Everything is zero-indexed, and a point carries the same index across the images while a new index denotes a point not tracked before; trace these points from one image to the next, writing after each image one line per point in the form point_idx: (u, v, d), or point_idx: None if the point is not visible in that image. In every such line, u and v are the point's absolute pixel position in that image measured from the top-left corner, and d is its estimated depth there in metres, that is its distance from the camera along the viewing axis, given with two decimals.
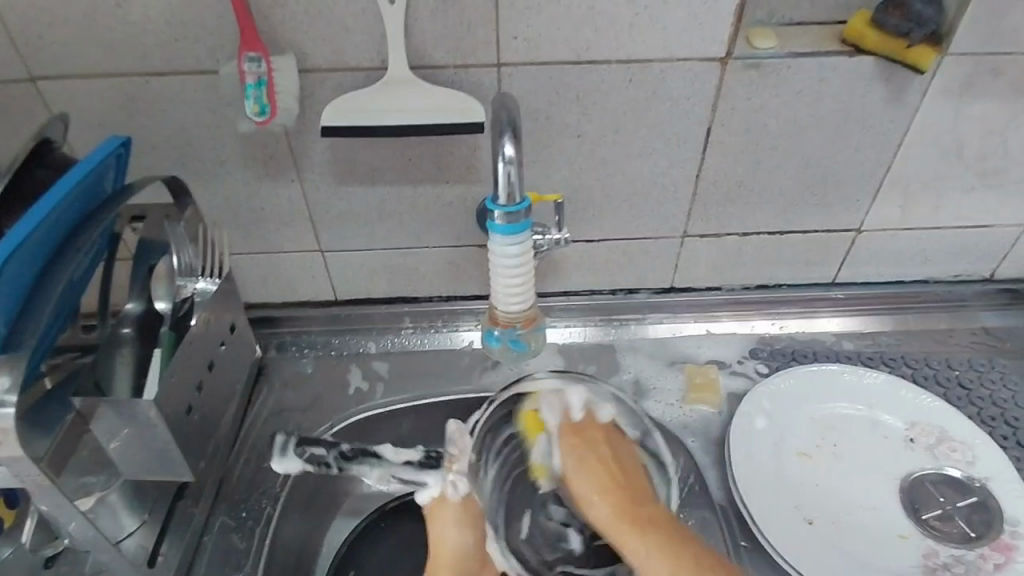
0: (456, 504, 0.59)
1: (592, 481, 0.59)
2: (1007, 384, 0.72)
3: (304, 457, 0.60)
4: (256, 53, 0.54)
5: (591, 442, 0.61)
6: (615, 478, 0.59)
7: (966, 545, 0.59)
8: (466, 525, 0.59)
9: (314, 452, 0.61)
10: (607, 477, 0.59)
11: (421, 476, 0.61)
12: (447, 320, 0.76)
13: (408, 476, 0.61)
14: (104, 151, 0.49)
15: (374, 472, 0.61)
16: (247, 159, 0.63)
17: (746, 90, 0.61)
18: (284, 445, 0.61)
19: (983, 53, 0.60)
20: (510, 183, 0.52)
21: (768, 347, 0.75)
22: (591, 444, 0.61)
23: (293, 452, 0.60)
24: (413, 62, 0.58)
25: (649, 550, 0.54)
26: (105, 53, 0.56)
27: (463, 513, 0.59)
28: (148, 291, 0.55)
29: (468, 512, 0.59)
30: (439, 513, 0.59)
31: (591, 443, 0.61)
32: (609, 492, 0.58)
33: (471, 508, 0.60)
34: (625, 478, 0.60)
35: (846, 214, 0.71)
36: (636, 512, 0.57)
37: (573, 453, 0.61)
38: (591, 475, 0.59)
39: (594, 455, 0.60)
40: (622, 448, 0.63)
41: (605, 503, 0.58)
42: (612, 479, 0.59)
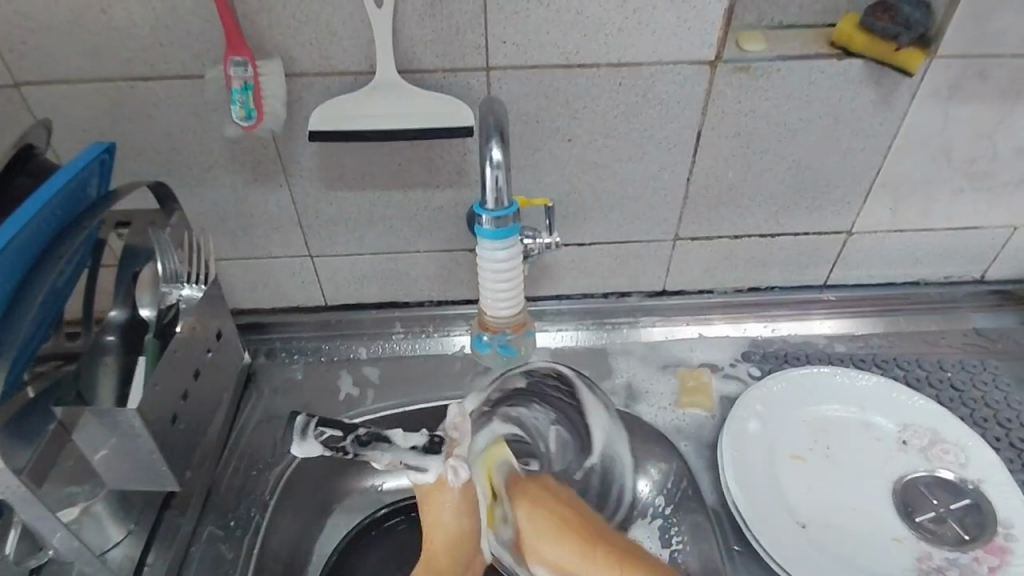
0: (457, 492, 0.53)
1: (542, 524, 0.52)
2: (999, 384, 0.72)
3: None
4: (242, 58, 0.54)
5: (540, 483, 0.54)
6: (569, 525, 0.52)
7: (959, 548, 0.59)
8: (465, 514, 0.54)
9: (329, 433, 0.52)
10: (553, 534, 0.51)
11: None
12: (438, 325, 0.75)
13: None
14: (87, 156, 0.49)
15: (382, 459, 0.52)
16: (235, 164, 0.62)
17: (735, 93, 0.61)
18: (293, 426, 0.60)
19: (971, 56, 0.60)
20: (499, 189, 0.52)
21: (760, 349, 0.75)
22: (537, 494, 0.53)
23: None
24: (401, 66, 0.57)
25: (597, 558, 0.51)
26: (89, 58, 0.55)
27: (458, 504, 0.53)
28: (133, 299, 0.54)
29: (467, 503, 0.53)
30: (435, 498, 0.53)
31: (543, 484, 0.54)
32: (562, 533, 0.52)
33: (472, 498, 0.53)
34: (575, 519, 0.53)
35: (837, 217, 0.71)
36: (587, 537, 0.52)
37: (523, 505, 0.52)
38: (542, 518, 0.52)
39: (535, 498, 0.53)
40: (553, 486, 0.55)
41: (557, 548, 0.51)
42: (560, 532, 0.52)
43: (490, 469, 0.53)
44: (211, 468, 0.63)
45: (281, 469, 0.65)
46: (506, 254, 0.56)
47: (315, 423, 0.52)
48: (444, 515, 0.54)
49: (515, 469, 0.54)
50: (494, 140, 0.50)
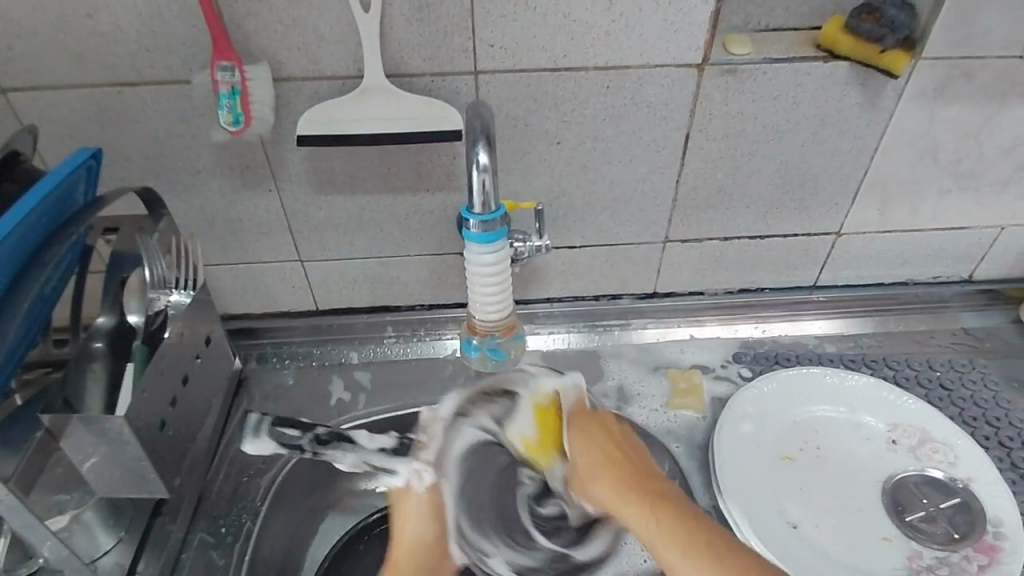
0: (422, 495, 0.60)
1: (597, 462, 0.56)
2: (987, 383, 0.73)
3: (276, 438, 0.63)
4: (229, 62, 0.54)
5: (594, 420, 0.59)
6: (633, 472, 0.55)
7: (949, 547, 0.59)
8: (429, 517, 0.59)
9: (287, 434, 0.63)
10: (612, 470, 0.55)
11: (392, 463, 0.62)
12: (430, 329, 0.75)
13: (379, 463, 0.62)
14: (73, 163, 0.49)
15: (347, 458, 0.63)
16: (224, 169, 0.62)
17: (722, 95, 0.61)
18: (257, 426, 0.63)
19: (955, 57, 0.61)
20: (485, 190, 0.52)
21: (751, 350, 0.75)
22: (596, 433, 0.58)
23: (266, 434, 0.63)
24: (389, 70, 0.57)
25: (662, 523, 0.50)
26: (75, 63, 0.55)
27: (430, 506, 0.60)
28: (121, 305, 0.53)
29: (433, 504, 0.60)
30: (403, 504, 0.60)
31: (589, 424, 0.58)
32: (619, 478, 0.55)
33: (436, 498, 0.60)
34: (628, 459, 0.56)
35: (825, 218, 0.71)
36: (652, 496, 0.53)
37: (591, 449, 0.57)
38: (591, 454, 0.56)
39: (594, 442, 0.57)
40: (624, 431, 0.60)
41: (604, 488, 0.55)
42: (613, 461, 0.56)
43: (541, 408, 0.60)
44: (201, 474, 0.63)
45: (272, 475, 0.65)
46: (491, 261, 0.56)
47: (267, 425, 0.63)
48: (408, 525, 0.59)
49: (572, 406, 0.59)
50: (481, 143, 0.50)
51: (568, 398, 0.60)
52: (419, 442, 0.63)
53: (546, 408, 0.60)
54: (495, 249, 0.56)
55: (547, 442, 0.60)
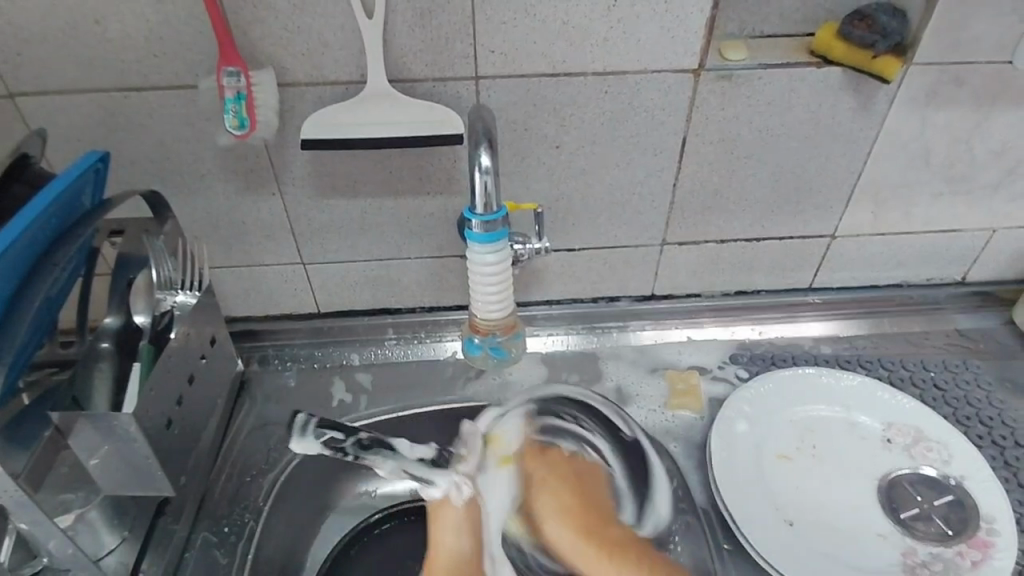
0: (460, 509, 0.57)
1: (558, 508, 0.55)
2: (981, 383, 0.74)
3: (322, 440, 0.56)
4: (235, 68, 0.55)
5: (546, 465, 0.59)
6: (597, 526, 0.54)
7: (943, 543, 0.60)
8: (469, 531, 0.56)
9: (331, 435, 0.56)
10: (558, 510, 0.55)
11: (432, 475, 0.58)
12: (430, 330, 0.76)
13: (419, 474, 0.58)
14: (82, 165, 0.49)
15: (389, 466, 0.58)
16: (228, 173, 0.63)
17: (718, 100, 0.62)
18: (303, 425, 0.56)
19: (945, 63, 0.62)
20: (487, 190, 0.53)
21: (748, 351, 0.76)
22: (558, 483, 0.57)
23: (312, 434, 0.56)
24: (392, 76, 0.59)
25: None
26: (82, 68, 0.56)
27: (468, 519, 0.56)
28: (127, 306, 0.55)
29: (471, 518, 0.57)
30: (439, 515, 0.57)
31: (564, 474, 0.58)
32: (574, 523, 0.54)
33: (475, 514, 0.57)
34: (591, 513, 0.56)
35: (819, 221, 0.73)
36: (614, 543, 0.53)
37: (552, 495, 0.56)
38: (557, 501, 0.56)
39: (571, 494, 0.56)
40: (584, 469, 0.60)
41: (555, 506, 0.55)
42: (545, 479, 0.57)
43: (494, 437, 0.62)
44: (204, 475, 0.63)
45: (274, 476, 0.66)
46: (491, 264, 0.57)
47: (315, 424, 0.56)
48: (446, 534, 0.56)
49: (528, 451, 0.60)
50: (483, 145, 0.51)
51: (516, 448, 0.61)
52: (459, 455, 0.60)
53: (507, 453, 0.60)
54: (496, 252, 0.57)
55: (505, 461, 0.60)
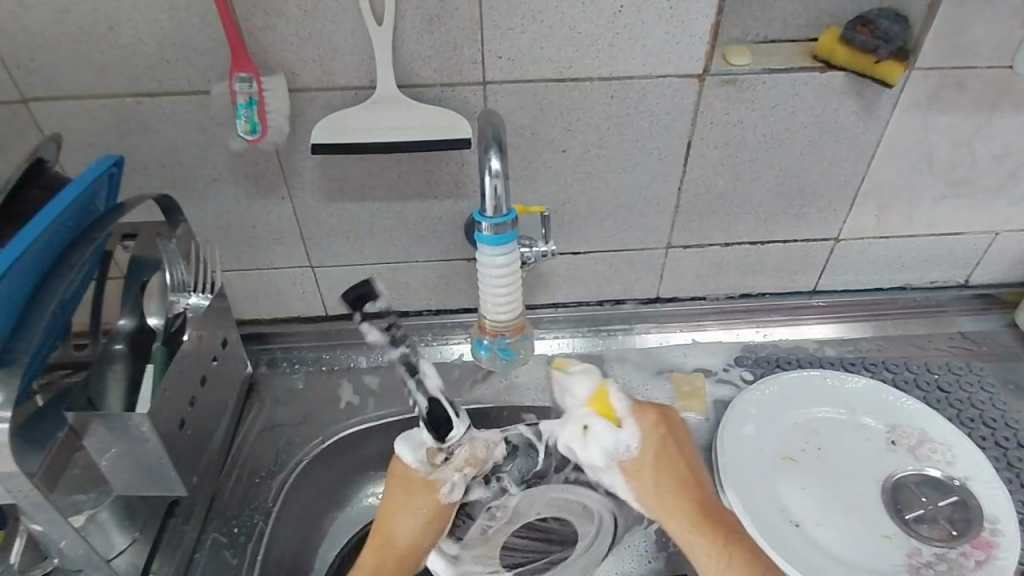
0: (434, 503, 0.56)
1: (669, 484, 0.53)
2: (984, 386, 0.74)
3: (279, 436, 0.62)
4: (247, 74, 0.56)
5: (657, 423, 0.56)
6: (694, 490, 0.53)
7: (948, 544, 0.60)
8: (430, 523, 0.56)
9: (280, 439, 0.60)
10: (654, 463, 0.54)
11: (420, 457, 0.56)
12: (437, 333, 0.77)
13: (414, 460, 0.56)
14: (97, 170, 0.50)
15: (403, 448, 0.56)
16: (239, 178, 0.64)
17: (723, 105, 0.63)
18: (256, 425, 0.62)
19: (947, 67, 0.63)
20: (496, 194, 0.53)
21: (752, 354, 0.77)
22: (671, 460, 0.54)
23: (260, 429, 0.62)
24: (400, 82, 0.59)
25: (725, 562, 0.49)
26: (97, 75, 0.57)
27: (433, 511, 0.56)
28: (141, 307, 0.55)
29: (434, 513, 0.56)
30: (415, 489, 0.56)
31: (668, 425, 0.56)
32: (669, 494, 0.53)
33: (443, 509, 0.56)
34: (690, 478, 0.54)
35: (823, 224, 0.73)
36: (728, 525, 0.51)
37: (655, 440, 0.55)
38: (670, 480, 0.54)
39: (679, 460, 0.55)
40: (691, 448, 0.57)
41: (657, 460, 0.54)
42: (659, 459, 0.54)
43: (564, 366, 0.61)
44: (214, 476, 0.64)
45: (283, 478, 0.66)
46: (502, 266, 0.58)
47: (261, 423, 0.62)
48: (402, 531, 0.55)
49: (646, 418, 0.56)
50: (493, 150, 0.52)
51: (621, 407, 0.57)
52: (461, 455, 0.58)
53: (615, 413, 0.55)
54: (505, 257, 0.58)
55: (609, 415, 0.55)
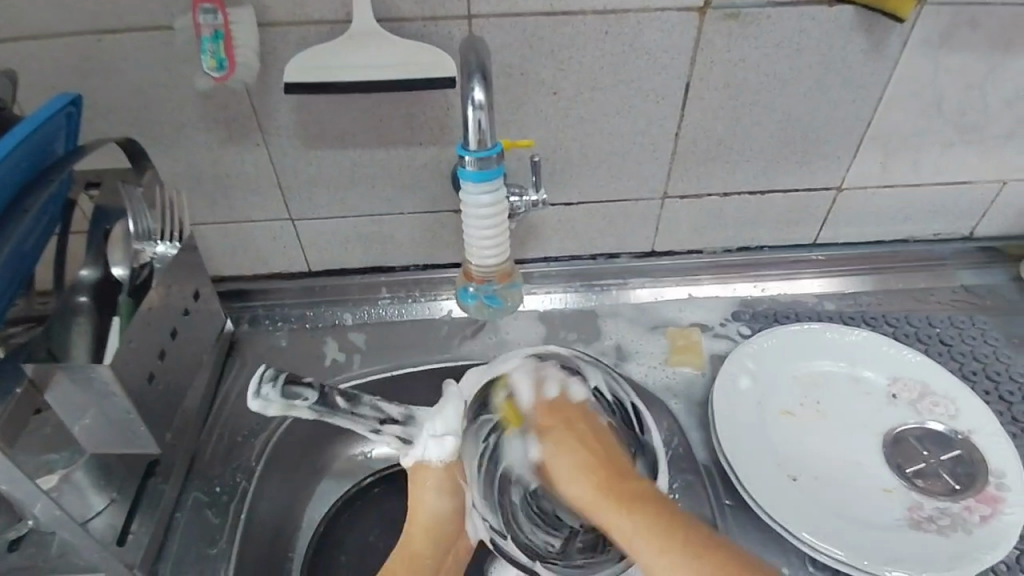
0: (439, 470, 0.55)
1: (575, 463, 0.52)
2: (987, 339, 0.72)
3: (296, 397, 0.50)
4: (212, 5, 0.52)
5: (568, 420, 0.55)
6: (608, 471, 0.51)
7: (950, 498, 0.58)
8: (443, 496, 0.54)
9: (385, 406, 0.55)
10: (591, 489, 0.50)
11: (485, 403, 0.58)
12: (424, 289, 0.74)
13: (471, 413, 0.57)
14: (52, 107, 0.47)
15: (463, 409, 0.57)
16: (210, 122, 0.60)
17: (724, 42, 0.59)
18: (273, 378, 0.50)
19: (962, 2, 0.59)
20: (264, 378, 0.50)
21: (750, 309, 0.74)
22: (574, 422, 0.55)
23: (280, 388, 0.50)
24: (379, 15, 0.55)
25: (637, 523, 0.47)
26: (50, 8, 0.53)
27: (444, 488, 0.54)
28: (104, 257, 0.52)
29: (450, 476, 0.55)
30: (421, 477, 0.55)
31: (568, 421, 0.55)
32: (591, 475, 0.51)
33: (455, 473, 0.55)
34: (610, 461, 0.52)
35: (827, 172, 0.70)
36: (627, 495, 0.49)
37: (559, 429, 0.54)
38: (580, 470, 0.52)
39: (568, 439, 0.54)
40: (603, 427, 0.56)
41: (567, 456, 0.53)
42: (595, 486, 0.50)
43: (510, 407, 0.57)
44: (193, 436, 0.62)
45: (265, 436, 0.64)
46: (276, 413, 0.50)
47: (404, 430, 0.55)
48: (428, 496, 0.54)
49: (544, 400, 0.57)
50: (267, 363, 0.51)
51: (551, 394, 0.57)
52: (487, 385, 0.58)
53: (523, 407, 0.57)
54: (277, 400, 0.50)
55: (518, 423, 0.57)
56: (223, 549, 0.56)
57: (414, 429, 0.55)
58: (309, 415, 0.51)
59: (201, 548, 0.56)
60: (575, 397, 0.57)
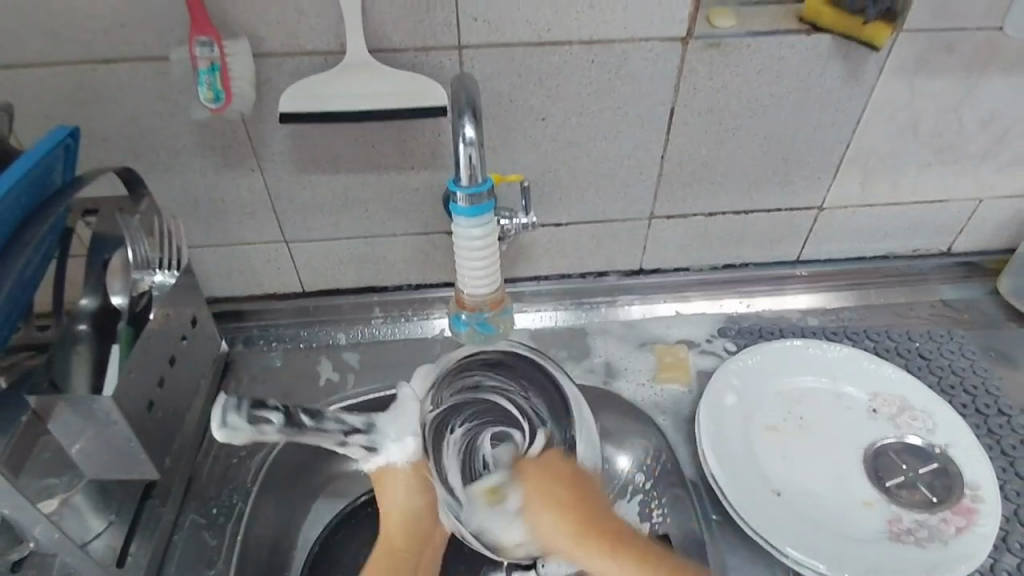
0: (405, 469, 0.58)
1: (546, 501, 0.53)
2: (965, 353, 0.74)
3: (254, 422, 0.52)
4: (207, 37, 0.53)
5: (543, 465, 0.56)
6: (584, 512, 0.51)
7: (928, 510, 0.60)
8: (411, 490, 0.58)
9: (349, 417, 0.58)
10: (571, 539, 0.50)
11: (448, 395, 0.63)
12: (417, 308, 0.75)
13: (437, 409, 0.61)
14: (50, 141, 0.48)
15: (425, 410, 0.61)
16: (206, 149, 0.61)
17: (707, 69, 0.61)
18: (232, 407, 0.51)
19: (936, 29, 0.61)
20: (228, 407, 0.51)
21: (735, 325, 0.76)
22: (557, 481, 0.54)
23: (242, 418, 0.51)
24: (372, 46, 0.57)
25: (619, 568, 0.49)
26: (48, 40, 0.54)
27: (411, 482, 0.58)
28: (104, 286, 0.53)
29: (420, 476, 0.58)
30: (387, 477, 0.58)
31: (555, 474, 0.55)
32: (569, 519, 0.51)
33: (422, 472, 0.58)
34: (592, 504, 0.52)
35: (808, 192, 0.72)
36: (610, 534, 0.50)
37: (546, 489, 0.53)
38: (555, 515, 0.51)
39: (552, 488, 0.53)
40: (585, 471, 0.56)
41: (551, 514, 0.52)
42: (576, 539, 0.50)
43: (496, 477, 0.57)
44: (190, 457, 0.62)
45: (261, 457, 0.65)
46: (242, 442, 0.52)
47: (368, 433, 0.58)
48: (396, 496, 0.58)
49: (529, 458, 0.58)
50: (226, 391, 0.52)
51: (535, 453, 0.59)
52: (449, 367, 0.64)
53: (499, 486, 0.56)
54: (242, 429, 0.51)
55: (494, 502, 0.56)
56: (219, 570, 0.57)
57: (377, 436, 0.58)
58: (278, 438, 0.53)
59: (198, 569, 0.57)
60: (585, 464, 0.58)
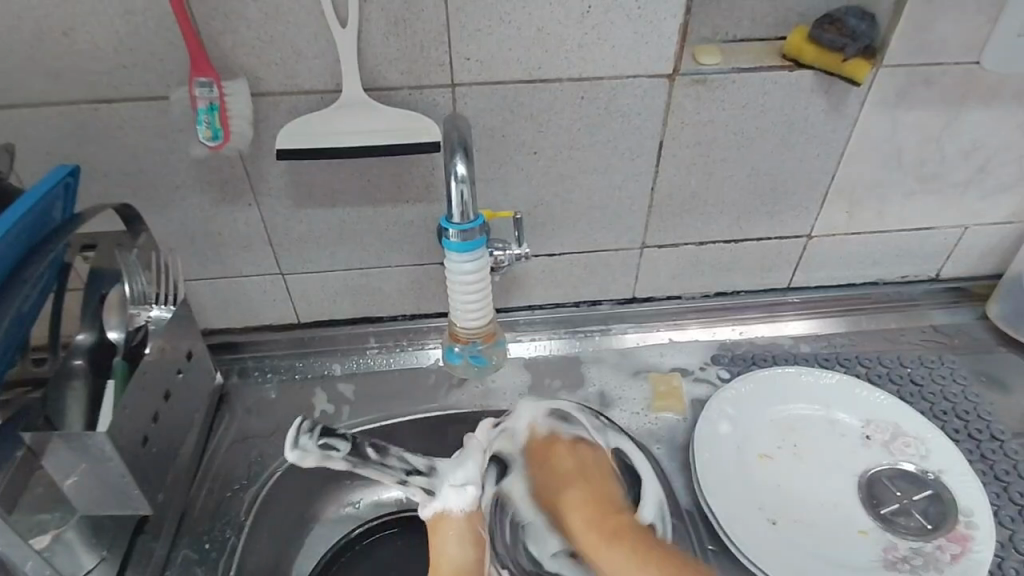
0: (461, 519, 0.54)
1: (579, 498, 0.52)
2: (957, 378, 0.75)
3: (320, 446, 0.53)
4: (207, 78, 0.54)
5: (572, 456, 0.56)
6: (598, 506, 0.50)
7: (923, 538, 0.60)
8: (465, 543, 0.53)
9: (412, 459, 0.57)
10: (607, 540, 0.47)
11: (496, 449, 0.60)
12: (413, 338, 0.76)
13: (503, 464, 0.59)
14: (51, 180, 0.49)
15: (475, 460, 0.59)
16: (204, 185, 0.62)
17: (694, 104, 0.63)
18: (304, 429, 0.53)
19: (914, 65, 0.63)
20: (302, 428, 0.53)
21: (729, 352, 0.77)
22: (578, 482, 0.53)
23: (308, 441, 0.52)
24: (368, 84, 0.58)
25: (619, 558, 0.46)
26: (51, 81, 0.55)
27: (468, 531, 0.54)
28: (101, 321, 0.54)
29: (472, 528, 0.54)
30: (441, 526, 0.54)
31: (540, 458, 0.57)
32: (589, 517, 0.50)
33: (475, 524, 0.55)
34: (606, 497, 0.51)
35: (797, 221, 0.73)
36: (626, 529, 0.48)
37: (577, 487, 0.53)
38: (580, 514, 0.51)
39: (558, 461, 0.56)
40: (600, 458, 0.57)
41: (581, 515, 0.50)
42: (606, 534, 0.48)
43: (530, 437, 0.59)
44: (183, 491, 0.62)
45: (256, 489, 0.64)
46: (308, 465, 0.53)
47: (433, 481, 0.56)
48: (448, 545, 0.53)
49: (538, 435, 0.59)
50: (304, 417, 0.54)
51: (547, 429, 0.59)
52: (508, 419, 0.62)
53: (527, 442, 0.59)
54: (312, 453, 0.52)
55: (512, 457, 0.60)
56: None
57: (436, 479, 0.56)
58: (343, 465, 0.54)
59: None
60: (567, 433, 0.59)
